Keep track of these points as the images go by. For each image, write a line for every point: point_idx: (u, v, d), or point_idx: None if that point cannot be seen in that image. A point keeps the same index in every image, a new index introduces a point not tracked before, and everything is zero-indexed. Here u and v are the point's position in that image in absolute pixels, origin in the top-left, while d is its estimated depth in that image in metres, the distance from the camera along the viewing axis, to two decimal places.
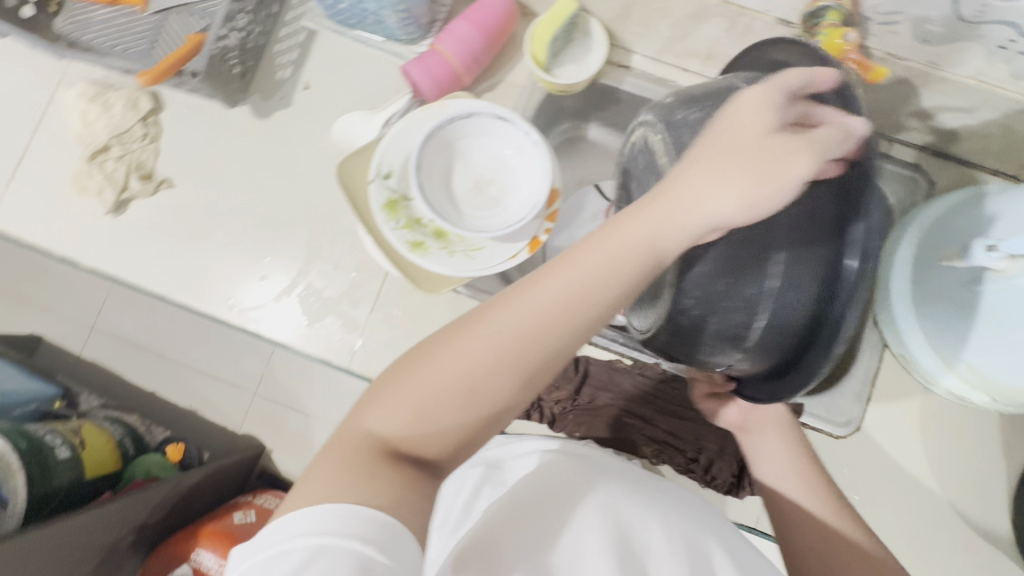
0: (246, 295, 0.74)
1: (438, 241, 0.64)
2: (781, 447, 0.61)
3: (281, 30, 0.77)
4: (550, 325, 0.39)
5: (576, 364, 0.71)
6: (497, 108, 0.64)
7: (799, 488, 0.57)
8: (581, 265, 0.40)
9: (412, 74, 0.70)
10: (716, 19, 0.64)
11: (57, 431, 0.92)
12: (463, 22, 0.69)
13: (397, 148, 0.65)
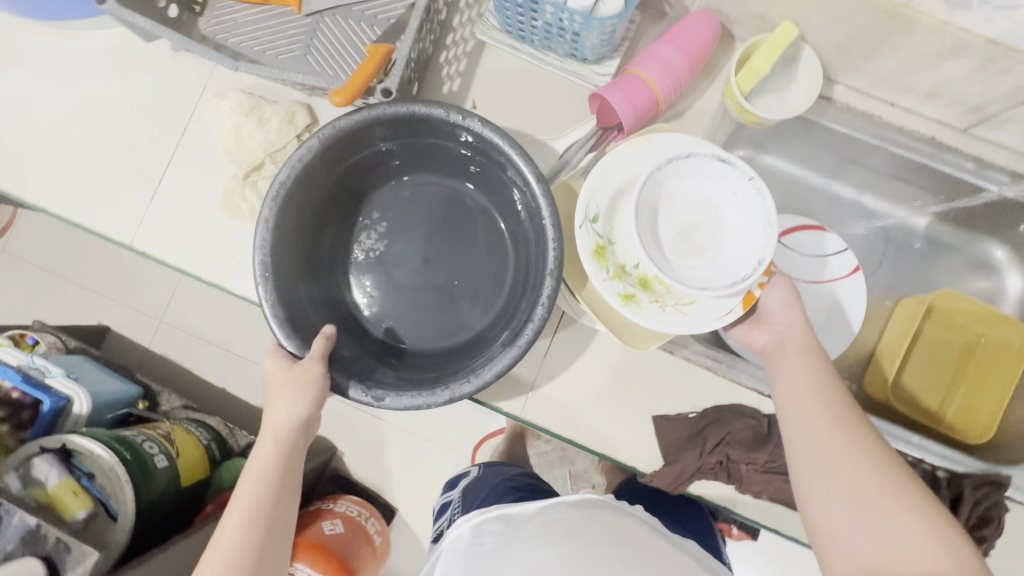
0: (406, 330, 0.69)
1: (647, 293, 0.61)
2: (829, 419, 0.55)
3: (449, 39, 0.71)
4: (268, 514, 0.59)
5: (770, 425, 0.66)
6: (714, 150, 0.59)
7: (855, 468, 0.52)
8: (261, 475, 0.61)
9: (611, 99, 0.64)
10: (969, 57, 0.57)
11: (154, 441, 1.08)
12: (668, 46, 0.64)
13: (603, 191, 0.62)
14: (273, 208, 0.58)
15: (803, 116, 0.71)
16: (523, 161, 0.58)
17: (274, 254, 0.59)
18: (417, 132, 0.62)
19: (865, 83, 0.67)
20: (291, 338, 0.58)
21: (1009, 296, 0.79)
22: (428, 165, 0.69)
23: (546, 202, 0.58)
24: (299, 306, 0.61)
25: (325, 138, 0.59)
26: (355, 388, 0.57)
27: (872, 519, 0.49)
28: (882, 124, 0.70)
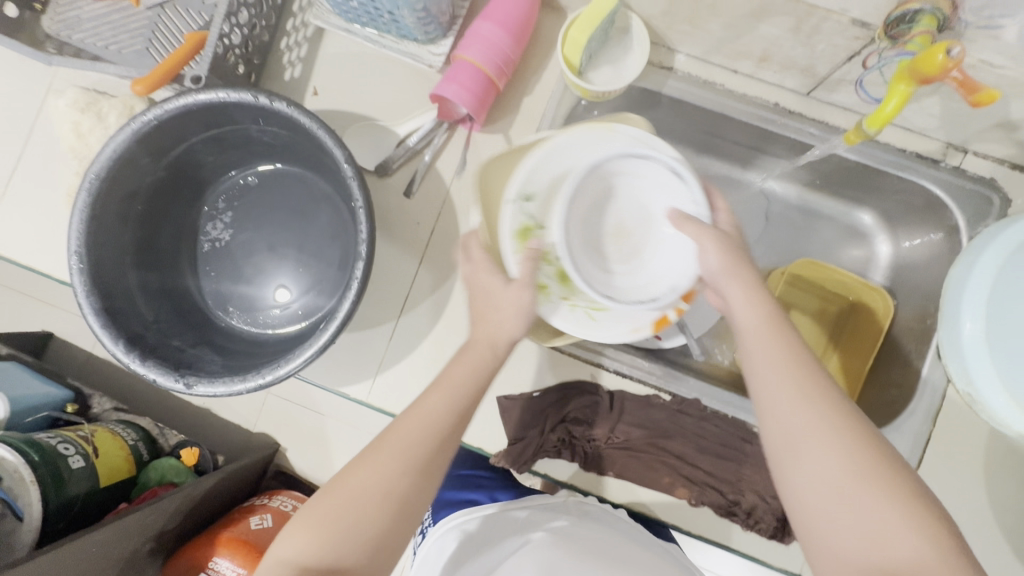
0: (248, 317, 0.70)
1: (561, 287, 0.53)
2: (796, 389, 0.43)
3: (288, 23, 0.71)
4: (370, 511, 0.45)
5: (611, 400, 0.66)
6: (672, 161, 0.49)
7: (832, 455, 0.41)
8: (376, 463, 0.46)
9: (445, 95, 0.64)
10: (779, 19, 0.56)
11: (65, 441, 0.89)
12: (486, 23, 0.63)
13: (552, 165, 0.54)
14: (87, 197, 0.57)
15: (646, 88, 0.69)
16: (336, 148, 0.57)
17: (91, 245, 0.58)
18: (239, 118, 0.61)
19: (701, 51, 0.66)
20: (107, 327, 0.56)
21: (880, 263, 0.77)
22: (268, 153, 0.68)
23: (355, 187, 0.56)
24: (123, 294, 0.61)
25: (139, 129, 0.57)
26: (165, 375, 0.56)
27: (857, 519, 0.39)
28: (726, 93, 0.68)
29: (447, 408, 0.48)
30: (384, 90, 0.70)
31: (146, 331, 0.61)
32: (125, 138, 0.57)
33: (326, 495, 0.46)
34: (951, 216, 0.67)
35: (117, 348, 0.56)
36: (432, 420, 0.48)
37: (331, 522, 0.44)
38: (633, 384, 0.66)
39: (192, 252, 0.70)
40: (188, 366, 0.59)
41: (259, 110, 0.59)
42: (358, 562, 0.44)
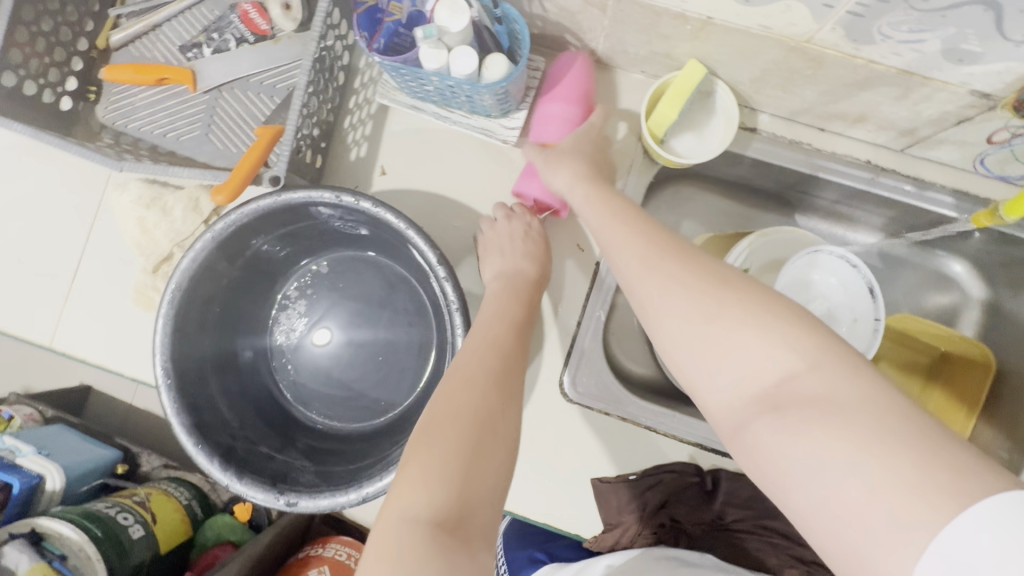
0: (331, 411, 0.67)
1: None
2: (740, 321, 0.36)
3: (350, 100, 0.68)
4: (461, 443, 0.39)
5: (712, 480, 0.64)
6: (871, 279, 0.65)
7: (764, 374, 0.35)
8: (437, 409, 0.42)
9: (528, 194, 0.65)
10: (885, 87, 0.53)
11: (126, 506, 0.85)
12: (552, 109, 0.62)
13: (766, 252, 0.69)
14: (172, 308, 0.55)
15: (727, 151, 0.67)
16: (426, 246, 0.55)
17: (178, 358, 0.56)
18: (313, 213, 0.59)
19: (787, 111, 0.64)
20: (201, 445, 0.55)
21: (971, 313, 0.73)
22: (340, 240, 0.66)
23: (447, 287, 0.54)
24: (208, 404, 0.59)
25: (221, 233, 0.56)
26: (263, 492, 0.54)
27: (855, 445, 0.30)
28: (813, 151, 0.66)
29: (482, 345, 0.49)
30: (454, 165, 0.68)
31: (234, 442, 0.58)
32: (202, 243, 0.55)
33: (438, 412, 0.42)
34: None
35: (214, 466, 0.54)
36: (496, 311, 0.54)
37: (445, 457, 0.38)
38: (733, 463, 0.64)
39: (266, 345, 0.68)
40: (282, 478, 0.57)
41: (339, 202, 0.57)
42: (488, 497, 0.38)
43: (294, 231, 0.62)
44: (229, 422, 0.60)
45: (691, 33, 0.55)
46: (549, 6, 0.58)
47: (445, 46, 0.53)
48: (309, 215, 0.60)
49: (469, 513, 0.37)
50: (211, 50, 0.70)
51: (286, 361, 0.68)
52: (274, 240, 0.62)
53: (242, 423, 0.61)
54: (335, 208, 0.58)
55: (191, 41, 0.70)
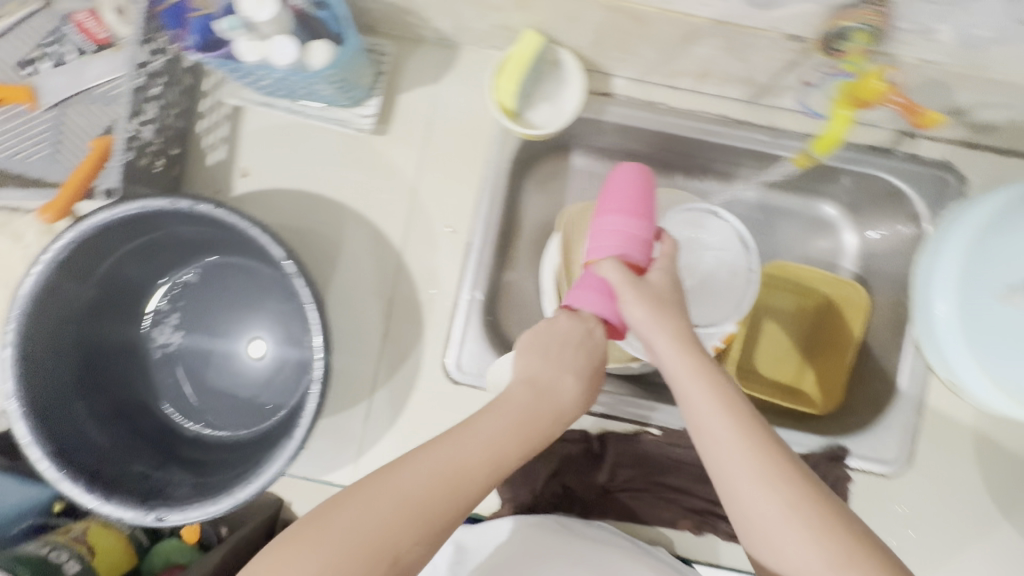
0: (217, 420, 0.67)
1: None
2: (745, 449, 0.41)
3: (201, 103, 0.66)
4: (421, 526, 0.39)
5: (600, 444, 0.64)
6: (741, 229, 0.67)
7: (772, 506, 0.40)
8: (429, 462, 0.41)
9: (580, 305, 0.52)
10: (710, 40, 0.54)
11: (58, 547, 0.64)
12: (614, 214, 0.51)
13: None
14: (17, 335, 0.52)
15: (587, 118, 0.67)
16: (274, 245, 0.54)
17: (31, 385, 0.54)
18: (161, 223, 0.58)
19: (638, 73, 0.64)
20: (64, 471, 0.52)
21: (849, 254, 0.74)
22: (203, 248, 0.65)
23: (301, 283, 0.54)
24: (72, 429, 0.57)
25: (61, 253, 0.53)
26: (132, 510, 0.53)
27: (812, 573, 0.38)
28: (670, 110, 0.66)
29: (521, 413, 0.46)
30: (317, 160, 0.67)
31: (104, 465, 0.57)
32: (44, 268, 0.53)
33: (368, 498, 0.40)
34: (910, 204, 0.66)
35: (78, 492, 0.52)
36: (513, 419, 0.46)
37: (355, 552, 0.38)
38: (620, 425, 0.65)
39: (143, 364, 0.67)
40: (155, 495, 0.56)
41: (184, 211, 0.55)
42: None
43: (150, 241, 0.61)
44: (101, 446, 0.58)
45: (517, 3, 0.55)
46: None
47: (262, 36, 0.51)
48: (161, 227, 0.59)
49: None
50: (49, 64, 0.66)
51: (165, 379, 0.68)
52: (129, 253, 0.60)
53: (115, 446, 0.60)
54: (184, 216, 0.56)
55: (27, 57, 0.67)
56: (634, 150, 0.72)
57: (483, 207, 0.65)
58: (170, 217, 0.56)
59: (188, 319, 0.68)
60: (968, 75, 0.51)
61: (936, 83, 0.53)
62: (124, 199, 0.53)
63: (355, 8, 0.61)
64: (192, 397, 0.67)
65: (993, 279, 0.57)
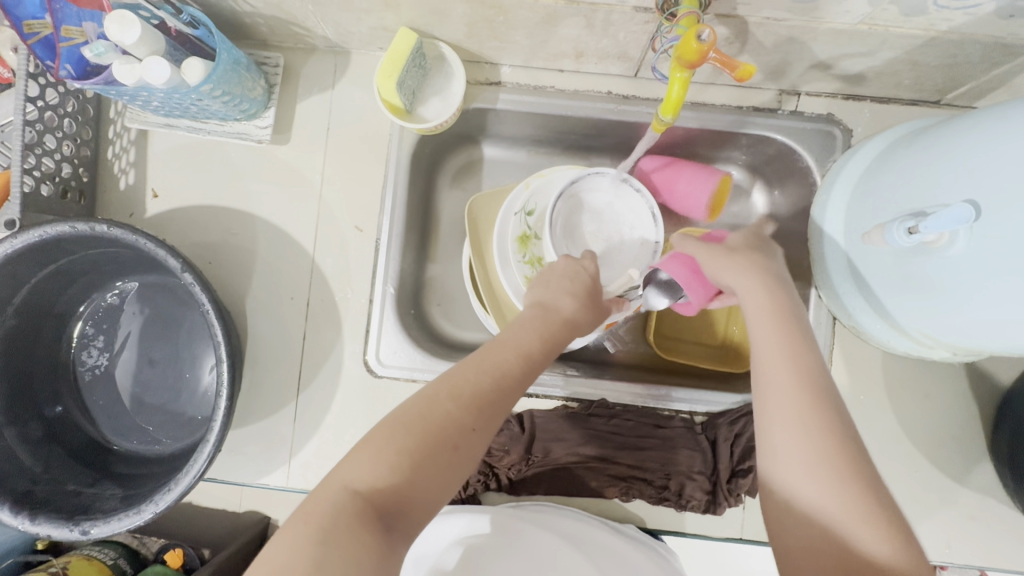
0: (149, 435, 0.69)
1: None
2: (798, 401, 0.43)
3: (109, 131, 0.69)
4: (441, 441, 0.42)
5: (521, 421, 0.66)
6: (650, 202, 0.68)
7: (815, 459, 0.41)
8: (437, 390, 0.45)
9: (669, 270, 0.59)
10: (570, 20, 0.56)
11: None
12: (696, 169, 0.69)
13: (543, 192, 0.71)
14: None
15: (481, 108, 0.69)
16: (170, 257, 0.55)
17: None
18: (67, 249, 0.60)
19: (521, 60, 0.66)
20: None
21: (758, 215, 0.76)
22: (119, 270, 0.68)
23: (200, 293, 0.56)
24: (1, 455, 0.59)
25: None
26: (59, 526, 0.55)
27: (830, 519, 0.39)
28: (559, 92, 0.68)
29: (516, 339, 0.51)
30: (225, 174, 0.69)
31: (35, 486, 0.59)
32: None
33: (407, 418, 0.43)
34: (801, 159, 0.68)
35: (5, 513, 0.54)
36: (513, 348, 0.50)
37: (399, 450, 0.41)
38: (540, 402, 0.68)
39: (73, 388, 0.69)
40: (84, 510, 0.58)
41: (82, 235, 0.57)
42: (421, 500, 0.41)
43: (62, 268, 0.63)
44: (33, 468, 0.60)
45: (383, 3, 0.57)
46: (252, 3, 0.59)
47: (138, 60, 0.53)
48: (68, 253, 0.61)
49: (394, 511, 0.39)
50: None
51: (97, 398, 0.69)
52: (44, 281, 0.62)
53: (48, 467, 0.62)
54: (86, 239, 0.59)
55: None
56: (536, 135, 0.74)
57: (388, 203, 0.68)
58: (72, 242, 0.58)
59: (113, 338, 0.70)
60: (814, 29, 0.53)
61: (789, 39, 0.55)
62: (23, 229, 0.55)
63: (240, 24, 0.64)
64: (125, 414, 0.69)
65: (861, 225, 0.57)
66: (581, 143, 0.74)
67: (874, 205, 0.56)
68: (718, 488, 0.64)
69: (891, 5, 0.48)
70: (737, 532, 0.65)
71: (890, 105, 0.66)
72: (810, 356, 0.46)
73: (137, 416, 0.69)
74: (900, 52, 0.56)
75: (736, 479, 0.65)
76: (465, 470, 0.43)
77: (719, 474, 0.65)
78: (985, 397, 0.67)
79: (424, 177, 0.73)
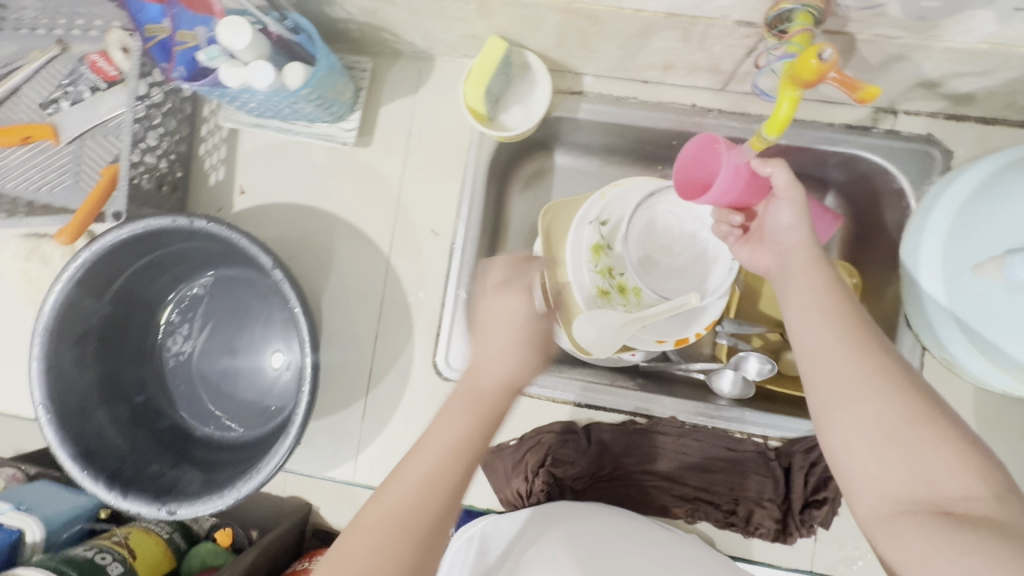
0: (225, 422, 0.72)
1: (620, 296, 0.68)
2: (846, 351, 0.43)
3: (202, 128, 0.72)
4: (389, 544, 0.43)
5: (588, 434, 0.66)
6: None
7: (874, 401, 0.41)
8: (400, 484, 0.45)
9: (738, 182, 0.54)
10: (666, 32, 0.55)
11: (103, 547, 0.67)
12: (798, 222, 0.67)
13: (621, 203, 0.69)
14: (41, 351, 0.58)
15: (560, 118, 0.69)
16: (262, 256, 0.57)
17: (55, 393, 0.59)
18: (163, 241, 0.63)
19: (606, 70, 0.66)
20: (87, 472, 0.58)
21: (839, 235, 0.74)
22: (207, 262, 0.71)
23: (288, 289, 0.58)
24: (94, 434, 0.62)
25: (77, 272, 0.59)
26: (147, 505, 0.58)
27: (892, 459, 0.39)
28: (641, 103, 0.67)
29: (455, 432, 0.47)
30: (309, 174, 0.71)
31: (123, 465, 0.62)
32: (60, 286, 0.58)
33: (379, 506, 0.45)
34: (895, 179, 0.64)
35: (101, 486, 0.58)
36: (477, 416, 0.48)
37: (372, 549, 0.43)
38: (607, 416, 0.67)
39: (156, 372, 0.72)
40: (168, 490, 0.61)
41: (181, 227, 0.59)
42: None
43: (153, 257, 0.66)
44: (117, 446, 0.63)
45: (476, 12, 0.58)
46: (350, 10, 0.61)
47: (243, 64, 0.56)
48: (166, 243, 0.64)
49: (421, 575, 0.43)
50: (68, 103, 0.73)
51: (172, 383, 0.72)
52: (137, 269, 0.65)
53: (131, 446, 0.65)
54: (185, 232, 0.61)
55: (50, 97, 0.73)
56: (613, 146, 0.73)
57: (464, 208, 0.68)
58: (167, 233, 0.61)
59: (190, 331, 0.73)
60: (929, 47, 0.50)
61: (899, 57, 0.53)
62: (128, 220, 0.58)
63: (333, 29, 0.66)
64: (203, 400, 0.72)
65: (969, 254, 0.54)
66: (659, 155, 0.73)
67: (985, 232, 0.53)
68: (789, 518, 0.62)
69: (1021, 25, 0.45)
70: (807, 565, 0.63)
71: (998, 127, 0.62)
72: (870, 334, 0.45)
73: (211, 405, 0.72)
74: (1020, 73, 0.52)
75: (808, 510, 0.63)
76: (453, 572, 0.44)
77: (791, 502, 0.63)
78: None
79: (498, 185, 0.73)
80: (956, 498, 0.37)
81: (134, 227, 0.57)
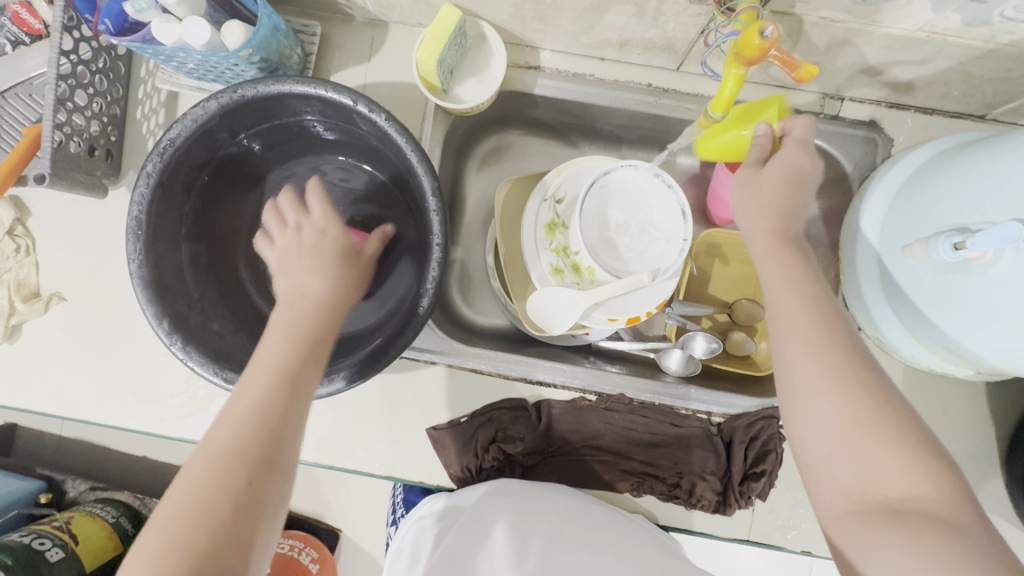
0: (164, 402, 0.68)
1: (574, 273, 0.67)
2: (837, 393, 0.42)
3: (139, 89, 0.68)
4: (241, 470, 0.42)
5: (538, 411, 0.67)
6: (683, 200, 0.65)
7: (837, 395, 0.42)
8: (228, 421, 0.44)
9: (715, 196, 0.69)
10: (619, 7, 0.55)
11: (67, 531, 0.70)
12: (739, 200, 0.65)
13: (578, 181, 0.69)
14: (143, 195, 0.54)
15: (517, 92, 0.68)
16: (416, 157, 0.53)
17: (151, 264, 0.55)
18: (300, 111, 0.58)
19: (561, 45, 0.65)
20: (187, 348, 0.54)
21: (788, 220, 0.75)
22: (327, 146, 0.66)
23: (429, 183, 0.53)
24: (186, 309, 0.58)
25: (226, 102, 0.54)
26: None
27: (853, 445, 0.41)
28: (598, 81, 0.67)
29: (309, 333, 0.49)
30: None
31: (233, 354, 0.58)
32: (168, 143, 0.54)
33: (205, 453, 0.43)
34: (839, 164, 0.66)
35: (190, 357, 0.54)
36: (281, 339, 0.49)
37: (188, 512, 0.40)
38: (558, 393, 0.68)
39: (246, 255, 0.68)
40: None
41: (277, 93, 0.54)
42: (260, 490, 0.42)
43: (255, 131, 0.60)
44: (214, 324, 0.60)
45: None
46: None
47: (177, 20, 0.52)
48: (288, 111, 0.58)
49: (253, 495, 0.42)
50: None
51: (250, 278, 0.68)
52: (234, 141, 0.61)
53: (225, 333, 0.61)
54: (291, 106, 0.57)
55: None
56: (569, 124, 0.72)
57: None
58: (317, 107, 0.57)
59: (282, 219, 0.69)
60: (870, 32, 0.52)
61: (843, 41, 0.54)
62: (236, 84, 0.54)
63: None
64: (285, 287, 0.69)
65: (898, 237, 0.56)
66: (614, 136, 0.73)
67: (916, 214, 0.54)
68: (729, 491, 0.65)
69: (953, 12, 0.47)
70: (744, 534, 0.65)
71: (934, 117, 0.65)
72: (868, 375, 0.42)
73: None
74: (955, 62, 0.54)
75: (747, 483, 0.65)
76: (285, 485, 0.44)
77: (732, 476, 0.65)
78: (1002, 417, 0.67)
79: (452, 160, 0.72)
80: (903, 489, 0.38)
81: (345, 91, 0.53)
